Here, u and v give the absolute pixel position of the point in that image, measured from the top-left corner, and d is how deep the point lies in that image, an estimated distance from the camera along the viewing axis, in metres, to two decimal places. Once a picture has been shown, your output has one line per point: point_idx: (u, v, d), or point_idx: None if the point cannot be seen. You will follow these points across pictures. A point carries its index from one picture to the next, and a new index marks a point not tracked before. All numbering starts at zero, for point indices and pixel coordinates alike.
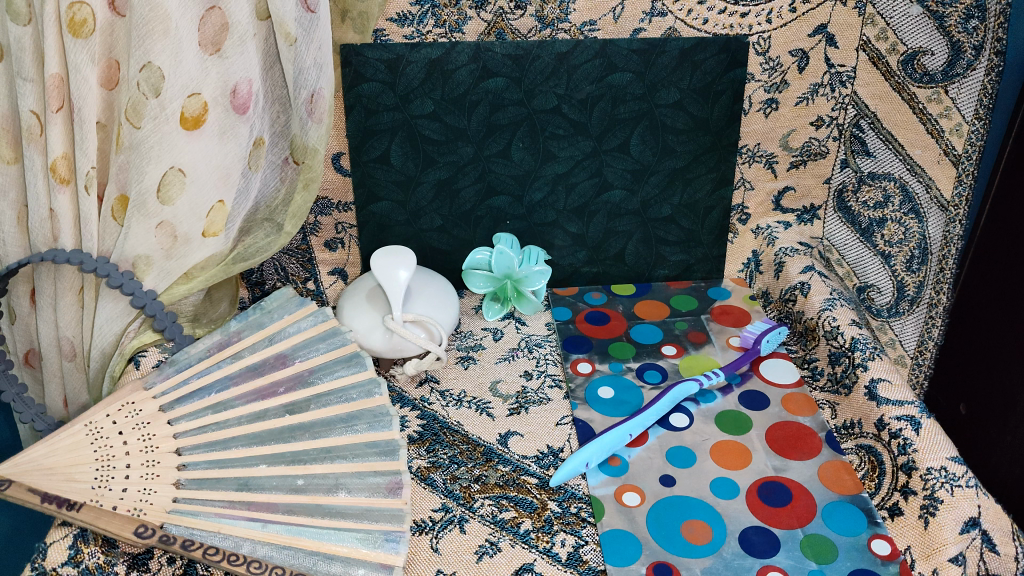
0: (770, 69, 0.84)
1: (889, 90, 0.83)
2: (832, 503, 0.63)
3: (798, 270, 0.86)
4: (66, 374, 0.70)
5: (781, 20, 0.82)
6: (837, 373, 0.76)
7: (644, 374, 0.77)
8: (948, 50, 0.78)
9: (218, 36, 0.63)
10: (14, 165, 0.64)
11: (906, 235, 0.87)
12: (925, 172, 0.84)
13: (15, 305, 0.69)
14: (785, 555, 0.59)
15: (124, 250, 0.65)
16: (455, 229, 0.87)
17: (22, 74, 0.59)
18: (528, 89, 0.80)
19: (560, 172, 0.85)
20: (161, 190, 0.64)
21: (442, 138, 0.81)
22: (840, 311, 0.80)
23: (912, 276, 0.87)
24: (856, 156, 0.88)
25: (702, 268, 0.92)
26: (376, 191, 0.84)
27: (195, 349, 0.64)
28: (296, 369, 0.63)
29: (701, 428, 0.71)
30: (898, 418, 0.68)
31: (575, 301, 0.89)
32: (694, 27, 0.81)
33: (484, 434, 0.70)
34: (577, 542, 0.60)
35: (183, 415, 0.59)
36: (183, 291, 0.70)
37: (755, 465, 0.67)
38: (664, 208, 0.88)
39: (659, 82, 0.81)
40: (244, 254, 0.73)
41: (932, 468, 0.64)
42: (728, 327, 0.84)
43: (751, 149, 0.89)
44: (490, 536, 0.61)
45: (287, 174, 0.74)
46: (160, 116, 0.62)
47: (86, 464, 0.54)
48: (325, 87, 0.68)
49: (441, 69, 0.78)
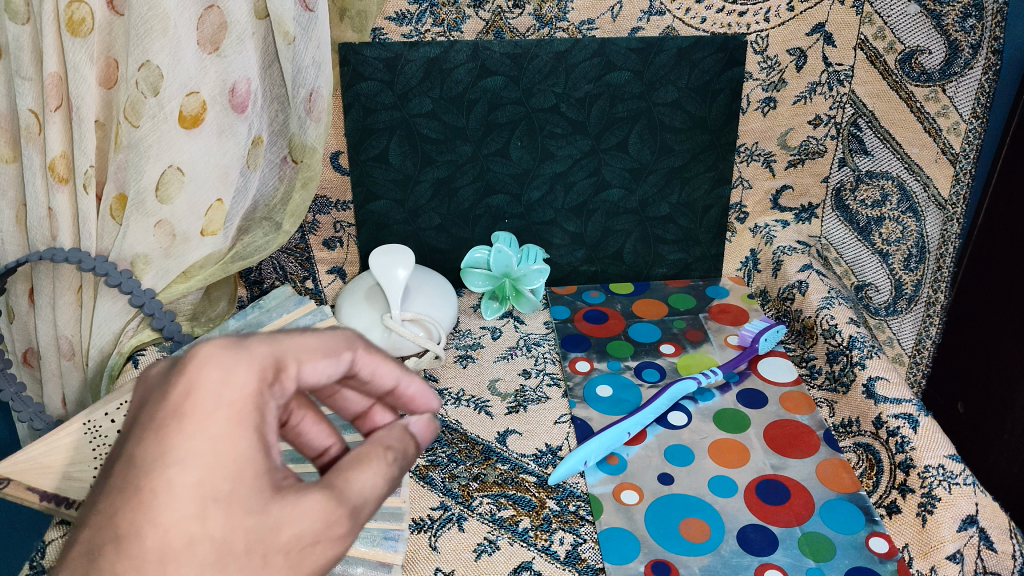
0: (768, 68, 0.83)
1: (886, 90, 0.82)
2: (830, 501, 0.63)
3: (797, 269, 0.86)
4: (65, 373, 0.69)
5: (779, 18, 0.80)
6: (835, 371, 0.77)
7: (643, 372, 0.78)
8: (946, 49, 0.79)
9: (216, 35, 0.63)
10: (12, 164, 0.64)
11: (903, 233, 0.88)
12: (923, 171, 0.85)
13: (14, 303, 0.69)
14: (783, 553, 0.59)
15: (123, 248, 0.66)
16: (453, 228, 0.87)
17: (20, 72, 0.59)
18: (527, 87, 0.80)
19: (559, 171, 0.85)
20: (160, 188, 0.64)
21: (441, 136, 0.81)
22: (838, 309, 0.80)
23: (909, 275, 0.89)
24: (855, 155, 0.87)
25: (701, 267, 0.92)
26: (374, 189, 0.84)
27: None
28: None
29: (699, 426, 0.71)
30: (896, 416, 0.68)
31: (574, 299, 0.89)
32: (693, 26, 0.80)
33: (483, 433, 0.71)
34: (576, 539, 0.61)
35: None
36: (182, 289, 0.70)
37: (754, 463, 0.67)
38: (662, 207, 0.88)
39: (658, 80, 0.81)
40: (243, 252, 0.73)
41: (929, 466, 0.64)
42: (726, 325, 0.84)
43: (749, 148, 0.88)
44: (490, 534, 0.61)
45: (286, 173, 0.73)
46: (159, 115, 0.62)
47: (85, 463, 0.55)
48: (323, 87, 0.68)
49: (440, 67, 0.78)
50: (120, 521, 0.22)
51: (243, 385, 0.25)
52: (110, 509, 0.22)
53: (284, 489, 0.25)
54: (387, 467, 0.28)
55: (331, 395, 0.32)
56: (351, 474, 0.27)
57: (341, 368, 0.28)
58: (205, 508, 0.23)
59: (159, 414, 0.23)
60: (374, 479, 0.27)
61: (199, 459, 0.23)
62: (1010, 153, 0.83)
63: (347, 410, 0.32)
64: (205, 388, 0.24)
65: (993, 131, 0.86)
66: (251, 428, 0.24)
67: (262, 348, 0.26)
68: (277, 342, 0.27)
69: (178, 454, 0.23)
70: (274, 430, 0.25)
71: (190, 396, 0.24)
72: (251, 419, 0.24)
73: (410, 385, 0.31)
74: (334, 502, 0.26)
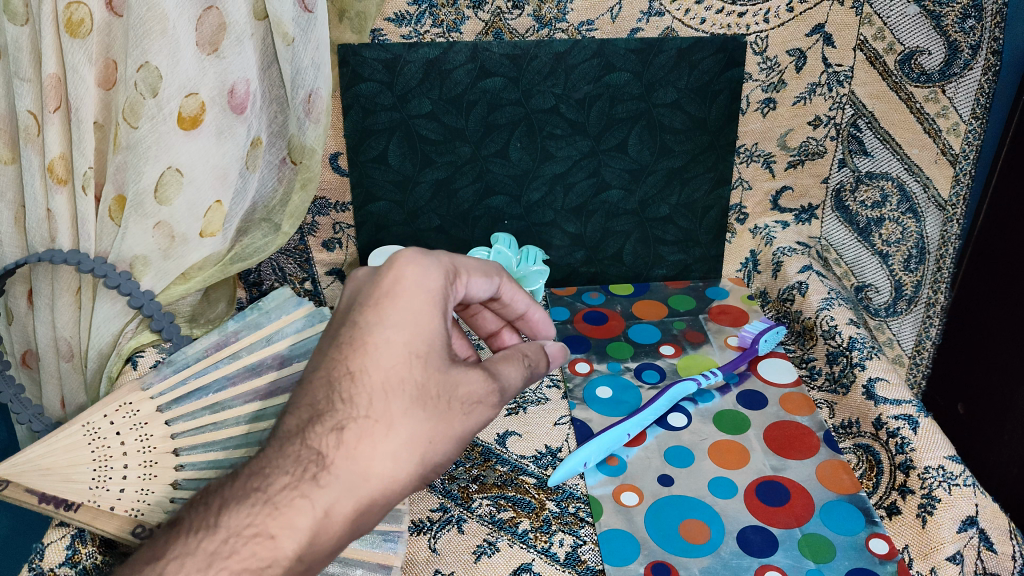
0: (768, 68, 0.83)
1: (886, 90, 0.82)
2: (830, 502, 0.63)
3: (796, 270, 0.86)
4: (64, 376, 0.70)
5: (778, 19, 0.80)
6: (835, 372, 0.77)
7: (642, 373, 0.78)
8: (945, 50, 0.78)
9: (215, 36, 0.62)
10: (11, 166, 0.64)
11: (903, 234, 0.87)
12: (922, 172, 0.84)
13: (13, 305, 0.69)
14: (783, 554, 0.59)
15: (122, 250, 0.66)
16: (453, 229, 0.87)
17: (19, 74, 0.59)
18: (526, 88, 0.80)
19: (558, 172, 0.85)
20: (158, 190, 0.64)
21: (440, 138, 0.81)
22: (837, 310, 0.80)
23: (909, 276, 0.89)
24: (855, 155, 0.87)
25: (701, 268, 0.92)
26: (374, 191, 0.84)
27: (194, 349, 0.64)
28: (296, 370, 0.63)
29: (699, 427, 0.71)
30: (896, 417, 0.68)
31: (573, 301, 0.89)
32: (692, 27, 0.80)
33: (482, 434, 0.70)
34: (575, 541, 0.60)
35: (181, 415, 0.60)
36: (181, 291, 0.70)
37: (754, 464, 0.67)
38: (661, 208, 0.88)
39: (657, 81, 0.81)
40: (242, 254, 0.73)
41: (930, 467, 0.64)
42: (726, 326, 0.84)
43: (748, 149, 0.88)
44: (489, 536, 0.61)
45: (285, 174, 0.73)
46: (158, 116, 0.62)
47: (83, 465, 0.55)
48: (323, 88, 0.68)
49: (439, 68, 0.78)
50: (352, 363, 0.42)
51: (437, 282, 0.45)
52: (343, 354, 0.43)
53: (454, 362, 0.44)
54: (522, 362, 0.50)
55: (476, 319, 0.61)
56: (502, 366, 0.48)
57: (492, 288, 0.52)
58: (411, 357, 0.42)
59: (379, 291, 0.44)
60: (516, 372, 0.49)
61: (404, 324, 0.43)
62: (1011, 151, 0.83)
63: (486, 325, 0.61)
64: (410, 282, 0.44)
65: (994, 128, 0.86)
66: (438, 309, 0.44)
67: (444, 261, 0.47)
68: (461, 263, 0.49)
69: (393, 318, 0.43)
70: (448, 310, 0.45)
71: (401, 284, 0.44)
72: (440, 302, 0.44)
73: (531, 312, 0.58)
74: (488, 379, 0.46)
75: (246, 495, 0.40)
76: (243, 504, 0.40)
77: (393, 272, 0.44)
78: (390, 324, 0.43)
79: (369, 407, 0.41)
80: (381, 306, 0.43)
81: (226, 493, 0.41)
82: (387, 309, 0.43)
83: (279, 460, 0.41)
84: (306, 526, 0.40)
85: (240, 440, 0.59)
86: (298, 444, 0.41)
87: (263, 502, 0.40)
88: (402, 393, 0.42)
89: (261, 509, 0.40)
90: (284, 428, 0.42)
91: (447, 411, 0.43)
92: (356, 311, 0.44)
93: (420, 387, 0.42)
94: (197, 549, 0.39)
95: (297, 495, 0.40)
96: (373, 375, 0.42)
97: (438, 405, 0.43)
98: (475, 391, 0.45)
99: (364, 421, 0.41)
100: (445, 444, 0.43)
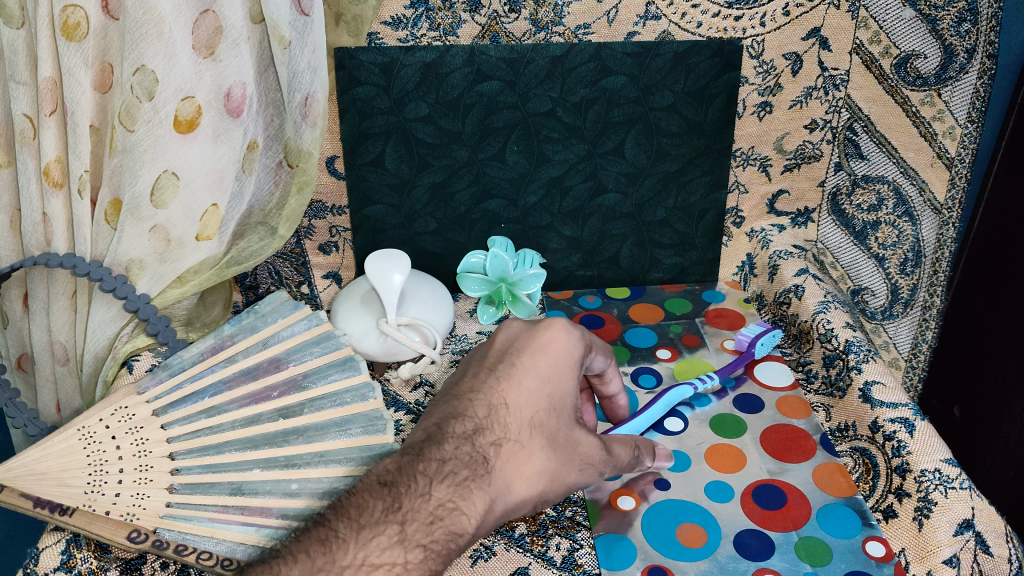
0: (764, 72, 0.83)
1: (881, 94, 0.82)
2: (827, 506, 0.63)
3: (793, 274, 0.87)
4: (59, 380, 0.70)
5: (774, 23, 0.80)
6: (832, 376, 0.77)
7: (638, 378, 0.77)
8: (941, 53, 0.78)
9: (211, 39, 0.62)
10: (6, 169, 0.64)
11: (899, 238, 0.87)
12: (918, 175, 0.84)
13: (9, 309, 0.69)
14: (779, 558, 0.59)
15: (117, 254, 0.66)
16: (451, 233, 0.87)
17: (14, 77, 0.59)
18: (523, 92, 0.80)
19: (555, 175, 0.85)
20: (154, 194, 0.65)
21: (437, 141, 0.81)
22: (834, 314, 0.80)
23: (906, 279, 0.88)
24: (850, 159, 0.87)
25: (697, 271, 0.93)
26: (370, 194, 0.84)
27: (189, 353, 0.65)
28: (290, 372, 0.64)
29: (696, 431, 0.71)
30: (892, 421, 0.68)
31: (570, 304, 0.89)
32: (689, 30, 0.80)
33: None
34: (571, 545, 0.60)
35: (177, 419, 0.59)
36: (176, 294, 0.70)
37: (750, 468, 0.67)
38: (658, 211, 0.88)
39: (653, 85, 0.81)
40: (238, 258, 0.73)
41: (926, 470, 0.64)
42: (722, 330, 0.84)
43: (745, 152, 0.88)
44: (485, 540, 0.60)
45: (281, 177, 0.73)
46: (154, 120, 0.62)
47: (77, 469, 0.54)
48: (319, 91, 0.67)
49: (435, 72, 0.78)
50: (510, 397, 0.52)
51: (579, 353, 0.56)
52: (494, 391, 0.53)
53: (578, 424, 0.54)
54: (632, 448, 0.60)
55: None
56: (615, 445, 0.58)
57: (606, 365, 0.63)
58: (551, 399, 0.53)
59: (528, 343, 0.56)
60: (626, 453, 0.59)
61: (548, 364, 0.54)
62: (1010, 144, 0.82)
63: None
64: (559, 345, 0.55)
65: (993, 120, 0.85)
66: (576, 370, 0.55)
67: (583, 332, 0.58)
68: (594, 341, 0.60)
69: (548, 372, 0.54)
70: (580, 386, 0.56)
71: (554, 344, 0.55)
72: (577, 365, 0.55)
73: (620, 397, 0.67)
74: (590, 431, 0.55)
75: (443, 474, 0.48)
76: (444, 480, 0.47)
77: (549, 332, 0.56)
78: (541, 372, 0.54)
79: (519, 435, 0.51)
80: (534, 354, 0.55)
81: (419, 466, 0.48)
82: (540, 358, 0.54)
83: (456, 454, 0.49)
84: (481, 510, 0.47)
85: (236, 440, 0.58)
86: (470, 445, 0.50)
87: (456, 484, 0.47)
88: (542, 432, 0.52)
89: (456, 489, 0.47)
90: (452, 429, 0.50)
91: (570, 463, 0.53)
92: (512, 353, 0.55)
93: (557, 433, 0.52)
94: (419, 508, 0.46)
95: (475, 486, 0.48)
96: (523, 411, 0.52)
97: (567, 454, 0.53)
98: (592, 456, 0.55)
99: (514, 444, 0.51)
100: (559, 489, 0.52)
